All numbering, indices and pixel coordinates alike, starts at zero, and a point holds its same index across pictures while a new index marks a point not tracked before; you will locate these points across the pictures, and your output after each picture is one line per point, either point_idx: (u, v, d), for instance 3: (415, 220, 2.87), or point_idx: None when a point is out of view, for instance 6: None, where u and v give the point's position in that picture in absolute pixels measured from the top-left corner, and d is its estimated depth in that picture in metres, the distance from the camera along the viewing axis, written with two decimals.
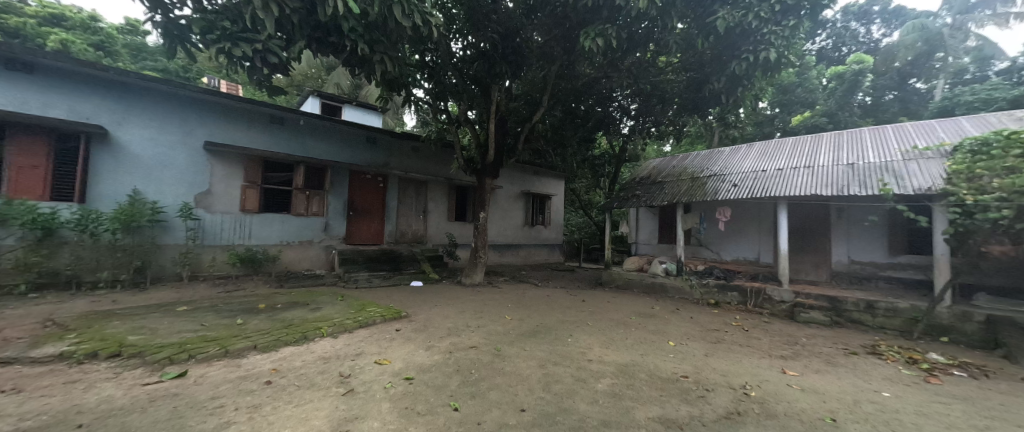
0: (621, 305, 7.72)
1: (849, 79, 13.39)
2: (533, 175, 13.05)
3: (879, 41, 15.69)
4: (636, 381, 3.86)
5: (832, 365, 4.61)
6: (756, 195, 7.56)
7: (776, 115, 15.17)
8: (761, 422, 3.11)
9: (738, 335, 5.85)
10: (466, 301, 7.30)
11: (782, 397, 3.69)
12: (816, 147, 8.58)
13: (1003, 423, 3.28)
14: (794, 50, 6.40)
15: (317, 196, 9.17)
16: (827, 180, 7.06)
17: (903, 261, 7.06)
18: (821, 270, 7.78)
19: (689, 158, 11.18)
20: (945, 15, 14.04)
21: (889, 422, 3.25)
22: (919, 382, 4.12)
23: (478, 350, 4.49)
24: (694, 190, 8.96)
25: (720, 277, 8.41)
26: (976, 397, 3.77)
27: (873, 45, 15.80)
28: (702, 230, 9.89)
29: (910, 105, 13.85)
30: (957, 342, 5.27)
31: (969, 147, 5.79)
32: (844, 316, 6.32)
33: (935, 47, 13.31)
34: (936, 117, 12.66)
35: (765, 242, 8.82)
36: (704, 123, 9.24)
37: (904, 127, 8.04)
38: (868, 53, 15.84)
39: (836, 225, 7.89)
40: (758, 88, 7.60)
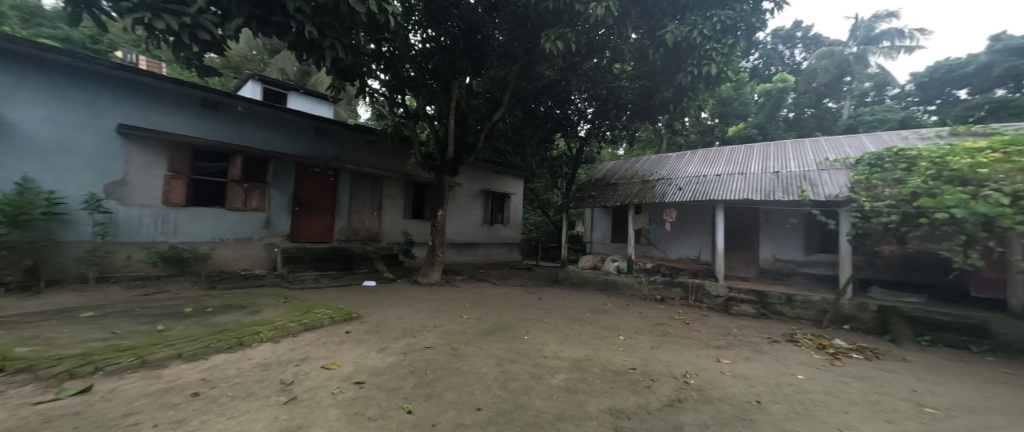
0: (576, 302, 7.97)
1: (775, 95, 14.98)
2: (493, 174, 13.05)
3: (800, 64, 17.73)
4: (589, 374, 4.02)
5: (759, 353, 5.12)
6: (698, 198, 8.19)
7: (716, 125, 16.46)
8: (699, 407, 3.38)
9: (681, 328, 6.31)
10: (422, 301, 7.14)
11: (717, 383, 4.04)
12: (749, 156, 9.46)
13: (889, 397, 3.86)
14: (731, 67, 7.00)
15: (258, 190, 8.44)
16: (757, 186, 7.81)
17: (817, 258, 8.04)
18: (751, 267, 8.74)
19: (640, 162, 11.82)
20: (851, 44, 16.16)
21: (802, 401, 3.69)
22: (827, 365, 4.71)
23: (434, 350, 4.42)
24: (644, 192, 9.50)
25: (666, 274, 9.00)
26: (870, 376, 4.40)
27: (795, 67, 17.82)
28: (651, 231, 10.50)
29: (825, 121, 15.63)
30: (857, 329, 6.10)
31: (868, 160, 6.71)
32: (769, 308, 7.05)
33: (845, 71, 15.27)
34: (844, 133, 14.49)
35: (706, 242, 9.58)
36: (654, 129, 9.79)
37: (819, 141, 9.13)
38: (792, 73, 17.82)
39: (764, 227, 8.74)
40: (702, 100, 8.20)
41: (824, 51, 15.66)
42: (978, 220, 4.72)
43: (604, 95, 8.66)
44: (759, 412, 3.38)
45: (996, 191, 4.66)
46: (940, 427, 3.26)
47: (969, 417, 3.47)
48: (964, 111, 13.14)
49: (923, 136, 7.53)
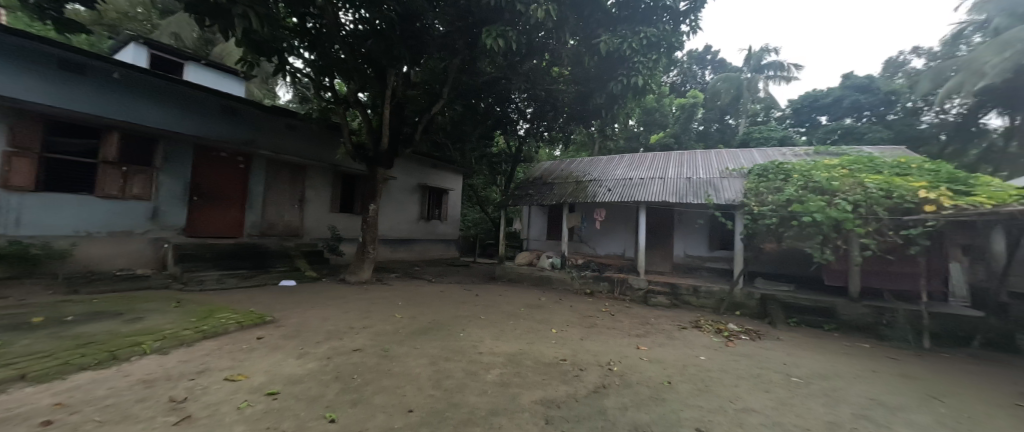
0: (512, 298, 8.14)
1: (688, 109, 16.91)
2: (430, 168, 12.65)
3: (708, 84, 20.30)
4: (523, 368, 4.13)
5: (671, 339, 5.75)
6: (624, 199, 8.88)
7: (641, 132, 17.79)
8: (620, 391, 3.69)
9: (607, 319, 6.80)
10: (350, 301, 6.67)
11: (635, 368, 4.44)
12: (667, 162, 10.53)
13: (767, 370, 4.63)
14: (655, 81, 7.67)
15: (142, 174, 7.09)
16: (674, 190, 8.72)
17: (718, 254, 9.27)
18: (666, 262, 9.77)
19: (575, 163, 12.44)
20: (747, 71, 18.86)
21: (703, 378, 4.25)
22: (723, 347, 5.47)
23: (363, 353, 4.16)
24: (578, 192, 10.03)
25: (595, 269, 9.62)
26: (754, 353, 5.21)
27: (704, 86, 20.35)
28: (583, 229, 11.12)
29: (726, 135, 18.06)
30: (747, 315, 7.16)
31: (757, 171, 7.87)
32: (680, 299, 7.94)
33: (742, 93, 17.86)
34: (740, 146, 16.88)
35: (630, 239, 10.43)
36: (588, 133, 10.34)
37: (722, 152, 10.50)
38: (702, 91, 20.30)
39: (677, 226, 9.78)
40: (630, 108, 8.85)
41: (727, 74, 18.18)
42: (831, 223, 5.93)
43: (543, 97, 8.90)
44: (669, 392, 3.80)
45: (843, 200, 5.94)
46: (801, 392, 4.00)
47: (820, 382, 4.31)
48: (824, 134, 16.19)
49: (796, 153, 9.11)
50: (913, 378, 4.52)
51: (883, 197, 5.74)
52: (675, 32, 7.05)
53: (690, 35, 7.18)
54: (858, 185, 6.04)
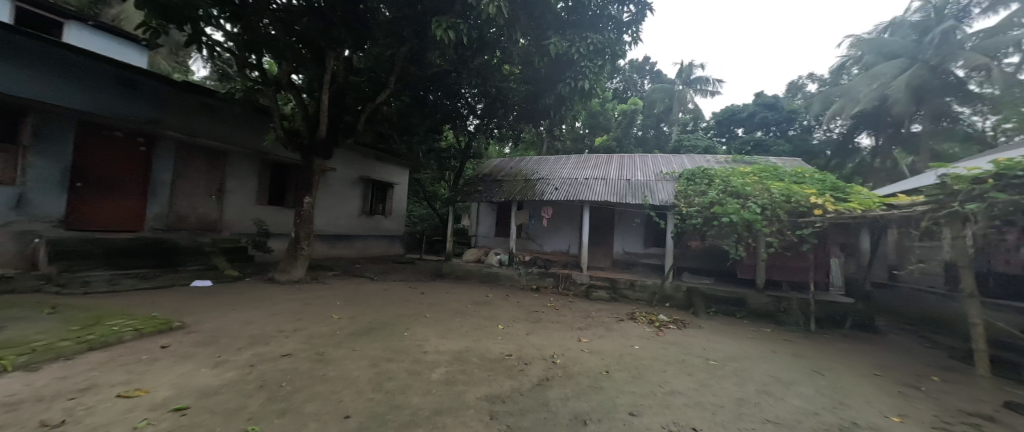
0: (459, 295, 8.04)
1: (629, 115, 18.00)
2: (374, 161, 11.98)
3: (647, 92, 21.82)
4: (469, 365, 4.11)
5: (609, 331, 6.12)
6: (570, 198, 9.21)
7: (586, 134, 18.60)
8: (562, 383, 3.85)
9: (551, 314, 7.03)
10: (278, 301, 6.09)
11: (576, 360, 4.65)
12: (610, 165, 11.12)
13: (691, 356, 5.13)
14: (600, 86, 8.03)
15: (4, 153, 5.81)
16: (615, 191, 9.24)
17: (652, 251, 10.03)
18: (607, 258, 10.37)
19: (524, 162, 12.62)
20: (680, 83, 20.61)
21: (636, 366, 4.59)
22: (654, 336, 5.96)
23: (294, 358, 3.83)
24: (526, 190, 10.19)
25: (542, 266, 9.88)
26: (681, 341, 5.74)
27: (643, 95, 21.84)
28: (531, 226, 11.34)
29: (661, 141, 19.58)
30: (675, 306, 7.87)
31: (686, 176, 8.64)
32: (618, 293, 8.47)
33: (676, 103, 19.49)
34: (673, 152, 18.41)
35: (575, 237, 10.88)
36: (537, 132, 10.54)
37: (658, 157, 11.34)
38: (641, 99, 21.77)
39: (617, 225, 10.39)
40: (577, 111, 9.18)
41: (663, 85, 19.74)
42: (744, 223, 6.75)
43: (493, 94, 8.88)
44: (606, 380, 4.04)
45: (754, 204, 6.78)
46: (717, 374, 4.50)
47: (733, 364, 4.88)
48: (739, 145, 18.18)
49: (719, 160, 10.16)
50: (803, 356, 5.32)
51: (784, 201, 6.66)
52: (619, 41, 7.45)
53: (631, 45, 7.64)
54: (765, 190, 6.93)
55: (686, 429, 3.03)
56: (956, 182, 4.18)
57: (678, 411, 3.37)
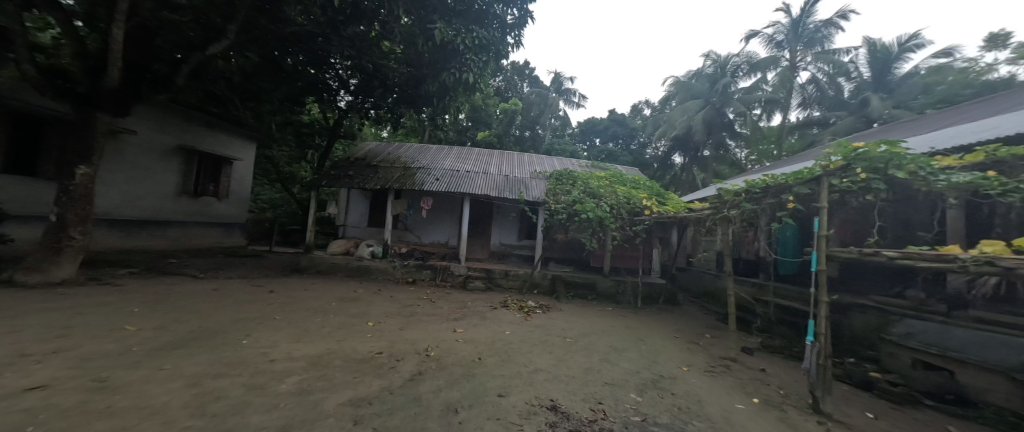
0: (319, 292, 7.08)
1: (509, 114, 18.93)
2: (203, 127, 9.38)
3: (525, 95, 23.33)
4: (329, 369, 3.66)
5: (483, 319, 6.38)
6: (451, 189, 9.14)
7: (468, 127, 18.74)
8: (435, 375, 3.82)
9: (426, 307, 6.88)
10: (21, 313, 4.19)
11: (450, 350, 4.69)
12: (491, 160, 11.49)
13: (552, 336, 5.80)
14: (483, 81, 8.27)
15: None
16: (494, 185, 9.61)
17: (525, 243, 10.84)
18: (484, 250, 10.76)
19: (402, 149, 11.95)
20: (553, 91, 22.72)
21: (505, 351, 4.90)
22: (523, 321, 6.49)
23: (52, 391, 2.69)
24: (404, 178, 9.65)
25: (419, 258, 9.56)
26: (545, 324, 6.42)
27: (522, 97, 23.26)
28: (408, 217, 10.79)
29: (535, 142, 21.28)
30: (541, 292, 8.73)
31: (556, 176, 9.62)
32: (493, 282, 8.88)
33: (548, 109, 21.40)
34: (545, 153, 20.24)
35: (454, 229, 10.87)
36: (418, 120, 10.06)
37: (533, 157, 12.26)
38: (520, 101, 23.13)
39: (495, 218, 10.83)
40: (460, 102, 9.13)
41: (540, 91, 21.56)
42: (597, 220, 7.93)
43: (369, 70, 8.04)
44: (478, 367, 4.20)
45: (605, 203, 8.05)
46: (571, 349, 5.22)
47: (583, 339, 5.73)
48: (596, 154, 21.14)
49: (581, 164, 11.65)
50: (633, 328, 6.63)
51: (626, 203, 8.14)
52: (502, 41, 7.75)
53: (514, 48, 8.06)
54: (613, 193, 8.29)
55: (545, 402, 3.41)
56: (728, 195, 5.81)
57: (539, 386, 3.77)
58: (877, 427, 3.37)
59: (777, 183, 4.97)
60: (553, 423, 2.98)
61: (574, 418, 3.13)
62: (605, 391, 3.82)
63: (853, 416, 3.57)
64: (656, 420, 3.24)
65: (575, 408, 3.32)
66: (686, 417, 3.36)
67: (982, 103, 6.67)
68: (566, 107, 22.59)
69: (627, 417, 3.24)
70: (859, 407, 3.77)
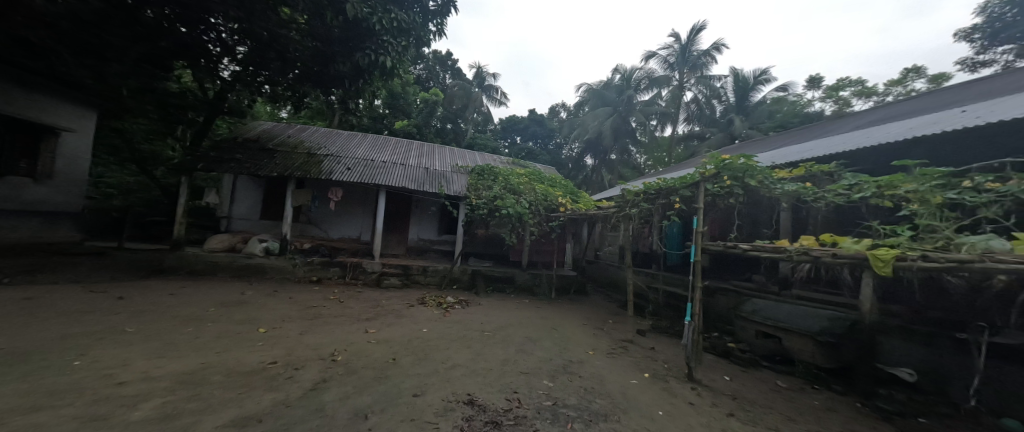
0: (194, 297, 5.92)
1: (430, 104, 18.23)
2: (9, 85, 7.04)
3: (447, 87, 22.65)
4: (205, 387, 3.09)
5: (399, 317, 6.09)
6: (365, 180, 8.44)
7: (384, 114, 17.51)
8: (342, 381, 3.50)
9: (333, 308, 6.28)
10: None
11: (361, 353, 4.37)
12: (409, 151, 10.96)
13: (472, 330, 5.81)
14: (402, 67, 7.90)
15: None
16: (413, 178, 9.19)
17: (445, 238, 10.58)
18: (401, 245, 10.28)
19: (305, 134, 10.67)
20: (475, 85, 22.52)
21: (422, 348, 4.75)
22: (442, 317, 6.36)
23: None
24: (308, 165, 8.61)
25: (326, 254, 8.70)
26: (464, 319, 6.39)
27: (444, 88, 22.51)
28: (313, 209, 9.66)
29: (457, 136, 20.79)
30: (460, 287, 8.66)
31: (478, 171, 9.63)
32: (411, 278, 8.50)
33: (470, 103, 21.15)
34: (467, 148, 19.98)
35: (367, 222, 10.09)
36: (326, 102, 9.09)
37: (454, 150, 12.04)
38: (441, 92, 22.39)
39: (413, 212, 10.35)
40: (377, 87, 8.53)
41: (463, 84, 21.13)
42: (517, 216, 8.15)
43: (263, 38, 6.98)
44: (392, 368, 3.99)
45: (524, 200, 8.33)
46: (489, 342, 5.30)
47: (500, 331, 5.87)
48: (516, 152, 21.65)
49: (503, 161, 11.85)
50: (547, 318, 7.01)
51: (544, 200, 8.54)
52: (423, 27, 7.50)
53: (436, 36, 7.85)
54: (532, 190, 8.63)
55: (462, 397, 3.40)
56: (631, 195, 6.51)
57: (456, 382, 3.74)
58: (732, 387, 4.16)
59: (667, 186, 5.72)
60: (469, 417, 2.99)
61: (490, 409, 3.19)
62: (520, 380, 3.98)
63: (717, 380, 4.34)
64: (566, 402, 3.49)
65: (491, 400, 3.38)
66: (591, 397, 3.69)
67: (809, 129, 8.62)
68: (489, 103, 22.62)
69: (540, 403, 3.43)
70: (720, 372, 4.60)
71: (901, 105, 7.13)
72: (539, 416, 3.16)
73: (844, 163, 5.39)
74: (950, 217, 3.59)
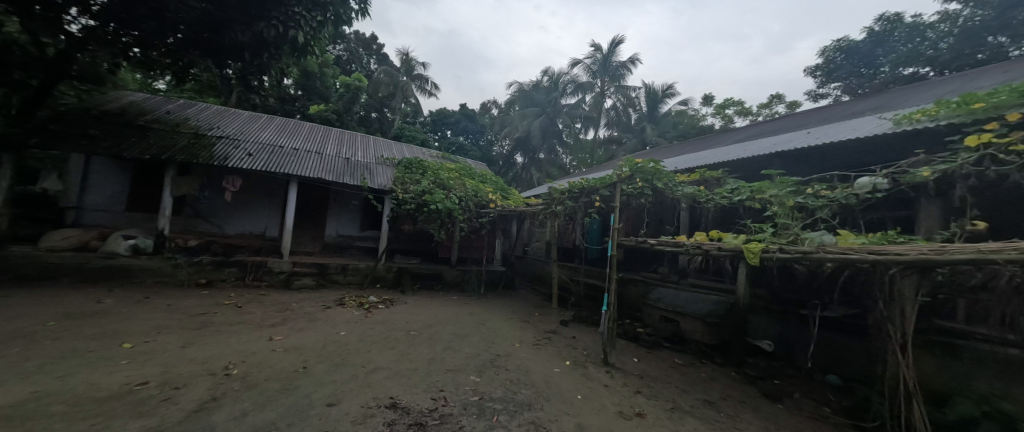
0: (23, 308, 4.62)
1: (352, 90, 16.74)
2: None
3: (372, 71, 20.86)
4: (38, 420, 2.43)
5: (312, 321, 5.54)
6: (270, 168, 7.43)
7: (297, 97, 15.84)
8: (238, 398, 3.05)
9: (229, 315, 5.44)
10: None
11: (264, 364, 3.86)
12: (326, 138, 9.97)
13: (396, 330, 5.54)
14: (317, 44, 7.16)
15: None
16: (331, 168, 8.39)
17: (368, 234, 9.82)
18: (316, 242, 9.37)
19: (191, 111, 9.02)
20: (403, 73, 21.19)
21: (339, 353, 4.40)
22: (363, 319, 5.95)
23: None
24: (194, 148, 7.27)
25: (218, 253, 7.50)
26: (388, 319, 6.06)
27: (368, 73, 20.73)
28: (201, 199, 8.23)
29: (383, 126, 19.10)
30: (384, 286, 8.19)
31: (405, 165, 9.20)
32: (327, 278, 7.78)
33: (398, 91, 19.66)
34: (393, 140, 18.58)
35: (274, 216, 8.94)
36: (219, 75, 7.78)
37: (378, 141, 11.30)
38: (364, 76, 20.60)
39: (331, 206, 9.43)
40: (288, 65, 7.58)
41: (389, 70, 19.68)
42: (446, 212, 7.95)
43: None
44: (302, 377, 3.61)
45: (454, 195, 8.17)
46: (415, 341, 5.11)
47: (427, 330, 5.70)
48: (448, 145, 20.65)
49: (432, 154, 11.47)
50: (475, 314, 7.02)
51: (474, 195, 8.49)
52: (343, 4, 6.93)
53: (358, 16, 7.28)
54: (462, 185, 8.51)
55: (384, 401, 3.23)
56: (556, 193, 6.82)
57: (377, 386, 3.54)
58: (639, 367, 4.65)
59: (589, 186, 6.14)
60: (391, 422, 2.85)
61: (414, 411, 3.08)
62: (446, 378, 3.91)
63: (627, 362, 4.82)
64: (492, 396, 3.54)
65: (415, 401, 3.27)
66: (516, 388, 3.80)
67: (705, 139, 9.96)
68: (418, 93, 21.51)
69: (466, 399, 3.42)
70: (629, 355, 5.11)
71: (772, 124, 8.64)
72: (465, 413, 3.14)
73: (730, 171, 6.34)
74: (799, 216, 4.49)
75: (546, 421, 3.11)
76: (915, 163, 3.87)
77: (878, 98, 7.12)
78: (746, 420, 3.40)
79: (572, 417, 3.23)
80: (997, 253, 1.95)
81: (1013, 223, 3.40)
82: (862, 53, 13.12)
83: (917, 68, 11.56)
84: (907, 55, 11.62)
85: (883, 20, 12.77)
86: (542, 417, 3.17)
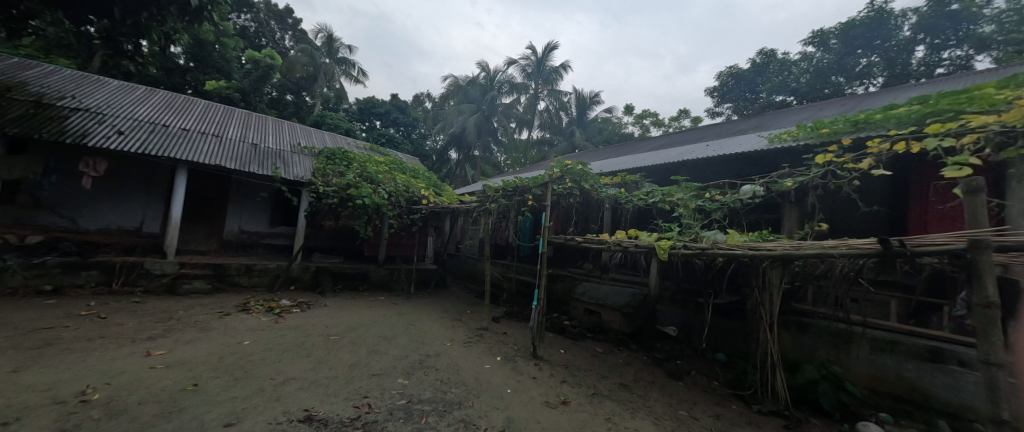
0: None
1: (263, 67, 14.52)
2: None
3: (287, 50, 18.64)
4: None
5: (206, 331, 4.78)
6: (149, 150, 6.19)
7: (190, 69, 13.82)
8: (99, 428, 2.49)
9: (88, 328, 4.42)
10: None
11: (139, 384, 3.21)
12: (226, 119, 8.65)
13: (313, 336, 5.05)
14: (216, 9, 6.14)
15: None
16: (233, 154, 7.29)
17: (279, 230, 8.74)
18: (212, 240, 8.09)
19: (29, 74, 7.08)
20: (325, 55, 19.24)
21: (241, 365, 3.87)
22: (272, 325, 5.30)
23: None
24: (35, 120, 5.74)
25: (71, 252, 6.07)
26: (304, 325, 5.48)
27: (282, 50, 18.45)
28: (45, 185, 6.54)
29: (302, 111, 16.72)
30: (299, 288, 7.41)
31: (327, 155, 8.45)
32: (225, 280, 6.75)
33: (315, 73, 18.06)
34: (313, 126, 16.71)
35: (155, 208, 7.49)
36: (75, 31, 6.23)
37: (293, 126, 10.15)
38: (279, 54, 18.32)
39: (232, 198, 8.20)
40: (178, 31, 6.41)
41: (308, 49, 17.86)
42: (374, 207, 7.45)
43: None
44: (190, 397, 3.08)
45: (383, 190, 7.68)
46: (335, 347, 4.71)
47: (349, 334, 5.29)
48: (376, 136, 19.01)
49: (357, 146, 10.66)
50: (404, 314, 6.72)
51: (404, 190, 8.10)
52: None
53: None
54: (391, 179, 8.07)
55: (297, 414, 2.92)
56: (491, 191, 6.83)
57: (288, 398, 3.19)
58: (564, 357, 4.91)
59: (522, 185, 6.29)
60: None
61: (333, 422, 2.84)
62: (371, 383, 3.68)
63: (553, 353, 5.04)
64: (420, 398, 3.42)
65: (335, 411, 3.01)
66: (445, 387, 3.73)
67: (626, 145, 10.80)
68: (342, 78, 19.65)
69: (392, 403, 3.26)
70: (556, 347, 5.35)
71: (683, 134, 9.70)
72: (391, 418, 2.99)
73: (647, 175, 6.97)
74: (700, 217, 5.14)
75: (476, 418, 3.11)
76: (783, 175, 4.67)
77: (759, 119, 8.48)
78: (653, 398, 3.80)
79: (502, 410, 3.28)
80: (835, 249, 2.47)
81: (844, 225, 4.39)
82: (746, 79, 15.46)
83: (784, 97, 14.03)
84: (778, 85, 13.98)
85: (762, 53, 15.21)
86: (471, 414, 3.15)
